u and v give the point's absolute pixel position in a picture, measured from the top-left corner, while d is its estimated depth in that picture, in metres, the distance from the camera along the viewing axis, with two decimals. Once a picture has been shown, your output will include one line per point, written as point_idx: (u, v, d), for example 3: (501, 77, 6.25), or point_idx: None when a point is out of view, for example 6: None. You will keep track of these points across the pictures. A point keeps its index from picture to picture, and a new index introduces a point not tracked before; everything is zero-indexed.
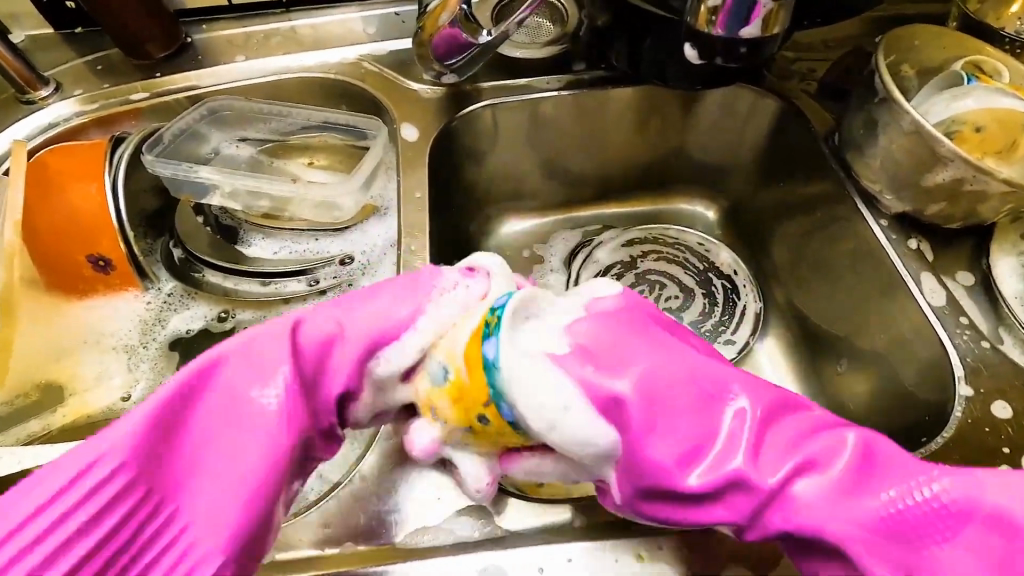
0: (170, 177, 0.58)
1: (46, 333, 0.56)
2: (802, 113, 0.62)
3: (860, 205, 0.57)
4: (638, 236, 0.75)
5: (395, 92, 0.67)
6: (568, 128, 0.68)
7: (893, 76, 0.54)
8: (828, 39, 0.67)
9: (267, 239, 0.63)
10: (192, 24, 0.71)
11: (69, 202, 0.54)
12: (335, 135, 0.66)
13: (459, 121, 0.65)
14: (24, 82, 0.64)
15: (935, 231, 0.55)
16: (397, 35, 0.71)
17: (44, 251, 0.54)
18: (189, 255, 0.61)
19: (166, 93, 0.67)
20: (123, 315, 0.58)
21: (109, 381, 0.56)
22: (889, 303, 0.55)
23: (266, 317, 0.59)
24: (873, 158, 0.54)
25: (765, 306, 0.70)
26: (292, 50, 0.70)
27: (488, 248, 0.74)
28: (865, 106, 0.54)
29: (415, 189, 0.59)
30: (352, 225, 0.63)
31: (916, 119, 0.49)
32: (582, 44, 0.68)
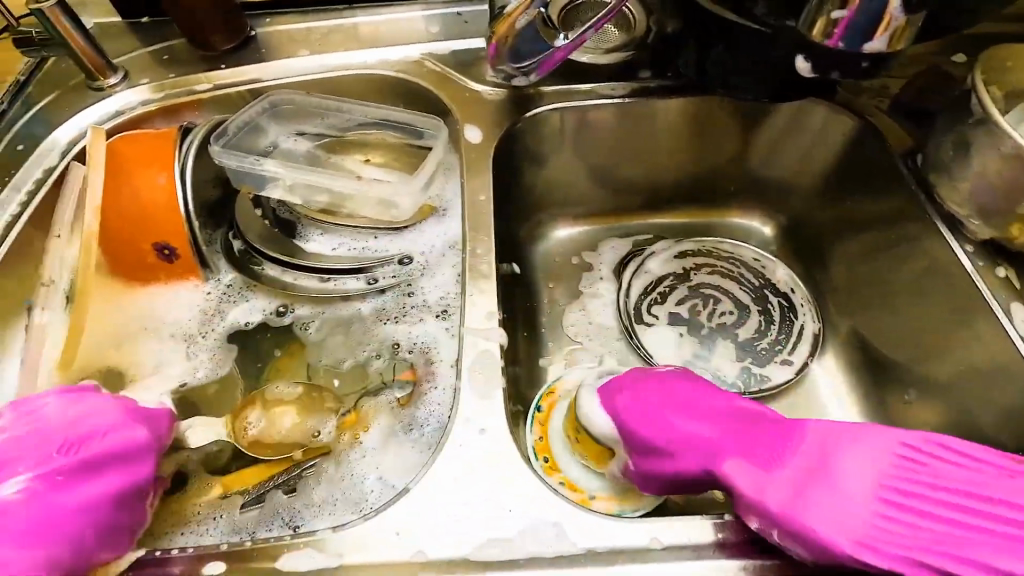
0: (235, 169, 0.59)
1: (109, 318, 0.56)
2: (878, 130, 0.60)
3: (942, 228, 0.55)
4: (690, 248, 0.73)
5: (457, 93, 0.66)
6: (630, 136, 0.67)
7: (989, 95, 0.52)
8: (904, 55, 0.65)
9: (326, 235, 0.62)
10: (256, 17, 0.72)
11: (139, 189, 0.54)
12: (393, 133, 0.66)
13: (522, 125, 0.64)
14: (94, 69, 0.65)
15: (1023, 259, 0.53)
16: (459, 35, 0.70)
17: (113, 237, 0.55)
18: (248, 247, 0.61)
19: (229, 85, 0.67)
20: (183, 304, 0.58)
21: (168, 370, 0.56)
22: (970, 333, 0.53)
23: (324, 313, 0.59)
24: (961, 181, 0.52)
25: (823, 326, 0.68)
26: (354, 47, 0.70)
27: (538, 254, 0.73)
28: (956, 127, 0.53)
29: (478, 192, 0.59)
30: (411, 225, 0.62)
31: (1020, 143, 0.47)
32: (648, 52, 0.66)
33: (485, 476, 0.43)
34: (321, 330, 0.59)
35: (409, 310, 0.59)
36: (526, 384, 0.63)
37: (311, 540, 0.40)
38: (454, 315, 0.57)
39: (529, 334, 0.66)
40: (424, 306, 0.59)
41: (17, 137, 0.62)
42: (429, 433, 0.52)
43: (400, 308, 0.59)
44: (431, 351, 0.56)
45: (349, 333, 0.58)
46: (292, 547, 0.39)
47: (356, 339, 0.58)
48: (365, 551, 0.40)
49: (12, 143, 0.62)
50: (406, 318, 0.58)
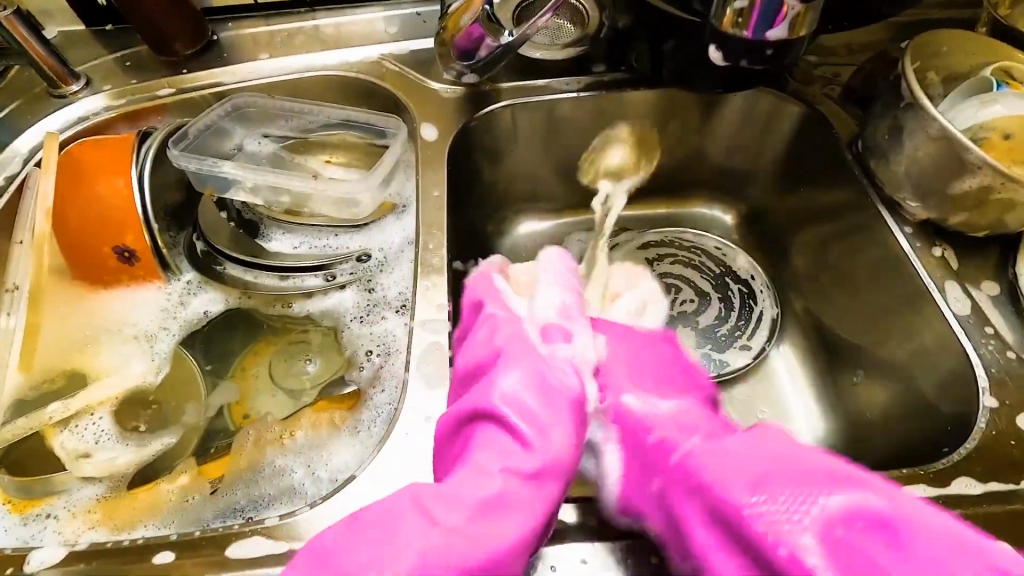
0: (195, 172, 0.59)
1: (73, 320, 0.58)
2: (825, 118, 0.62)
3: (882, 210, 0.56)
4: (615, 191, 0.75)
5: (414, 91, 0.67)
6: (585, 129, 0.68)
7: (920, 81, 0.53)
8: (850, 44, 0.67)
9: (289, 234, 0.64)
10: (218, 22, 0.73)
11: (96, 194, 0.55)
12: (354, 133, 0.67)
13: (478, 120, 0.65)
14: (56, 77, 0.66)
15: (960, 239, 0.55)
16: (419, 35, 0.71)
17: (72, 240, 0.56)
18: (211, 248, 0.62)
19: (191, 89, 0.68)
20: (146, 306, 0.59)
21: (128, 368, 0.57)
22: (912, 313, 0.54)
23: (284, 311, 0.60)
24: (897, 163, 0.54)
25: (782, 311, 0.69)
26: (315, 49, 0.71)
27: (502, 250, 0.74)
28: (891, 111, 0.54)
29: (433, 187, 0.60)
30: (371, 222, 0.64)
31: (944, 125, 0.49)
32: (602, 46, 0.68)
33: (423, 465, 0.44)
34: (282, 327, 0.60)
35: (373, 307, 0.60)
36: None
37: (260, 528, 0.41)
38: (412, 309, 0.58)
39: None
40: (387, 301, 0.60)
41: None
42: (380, 424, 0.52)
43: (363, 305, 0.60)
44: (392, 345, 0.57)
45: (304, 337, 0.59)
46: (241, 534, 0.40)
47: (319, 340, 0.59)
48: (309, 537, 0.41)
49: None
50: (370, 317, 0.59)
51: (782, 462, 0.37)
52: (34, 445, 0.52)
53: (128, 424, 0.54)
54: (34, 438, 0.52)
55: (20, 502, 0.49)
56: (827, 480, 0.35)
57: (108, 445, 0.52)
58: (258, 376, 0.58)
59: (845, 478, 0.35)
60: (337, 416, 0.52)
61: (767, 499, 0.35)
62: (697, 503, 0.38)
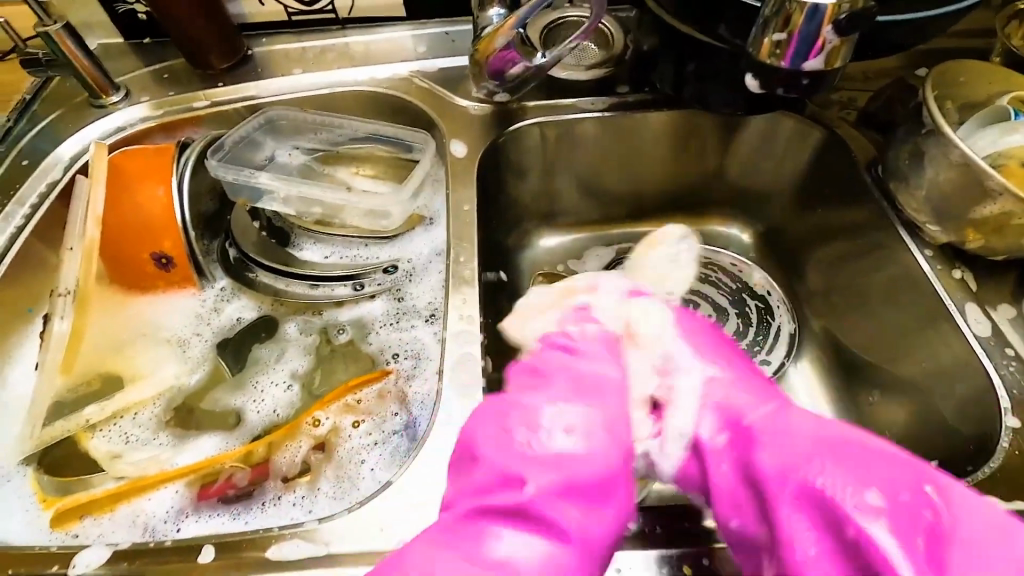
0: (231, 182, 0.61)
1: (112, 327, 0.59)
2: (844, 142, 0.63)
3: (902, 233, 0.58)
4: None
5: (444, 109, 0.69)
6: (608, 147, 0.70)
7: (939, 110, 0.55)
8: (867, 71, 0.68)
9: (320, 244, 0.66)
10: (253, 38, 0.75)
11: (139, 201, 0.56)
12: (383, 147, 0.68)
13: (506, 136, 0.67)
14: (97, 88, 0.68)
15: (977, 262, 0.57)
16: (447, 54, 0.74)
17: (115, 247, 0.57)
18: (243, 255, 0.63)
19: (226, 102, 0.71)
20: (180, 311, 0.61)
21: (163, 371, 0.58)
22: (931, 332, 0.56)
23: (313, 319, 0.62)
24: (918, 186, 0.56)
25: (800, 327, 0.70)
26: (345, 66, 0.73)
27: (523, 263, 0.75)
28: (912, 137, 0.56)
29: (464, 202, 0.61)
30: (400, 234, 0.65)
31: (966, 153, 0.50)
32: (626, 68, 0.69)
33: None
34: (308, 336, 0.61)
35: (402, 315, 0.61)
36: None
37: (299, 531, 0.42)
38: (442, 319, 0.59)
39: None
40: (415, 311, 0.61)
41: (22, 153, 0.65)
42: (411, 434, 0.54)
43: (392, 313, 0.62)
44: (421, 354, 0.59)
45: (332, 342, 0.60)
46: (282, 537, 0.42)
47: (344, 347, 0.60)
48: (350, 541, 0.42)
49: (16, 159, 0.65)
50: (399, 325, 0.61)
51: (826, 443, 0.40)
52: (69, 448, 0.54)
53: (157, 425, 0.55)
54: (71, 440, 0.54)
55: (55, 499, 0.50)
56: (823, 461, 0.38)
57: (139, 448, 0.54)
58: (287, 370, 0.59)
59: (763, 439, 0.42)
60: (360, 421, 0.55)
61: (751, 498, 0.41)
62: (790, 508, 0.38)
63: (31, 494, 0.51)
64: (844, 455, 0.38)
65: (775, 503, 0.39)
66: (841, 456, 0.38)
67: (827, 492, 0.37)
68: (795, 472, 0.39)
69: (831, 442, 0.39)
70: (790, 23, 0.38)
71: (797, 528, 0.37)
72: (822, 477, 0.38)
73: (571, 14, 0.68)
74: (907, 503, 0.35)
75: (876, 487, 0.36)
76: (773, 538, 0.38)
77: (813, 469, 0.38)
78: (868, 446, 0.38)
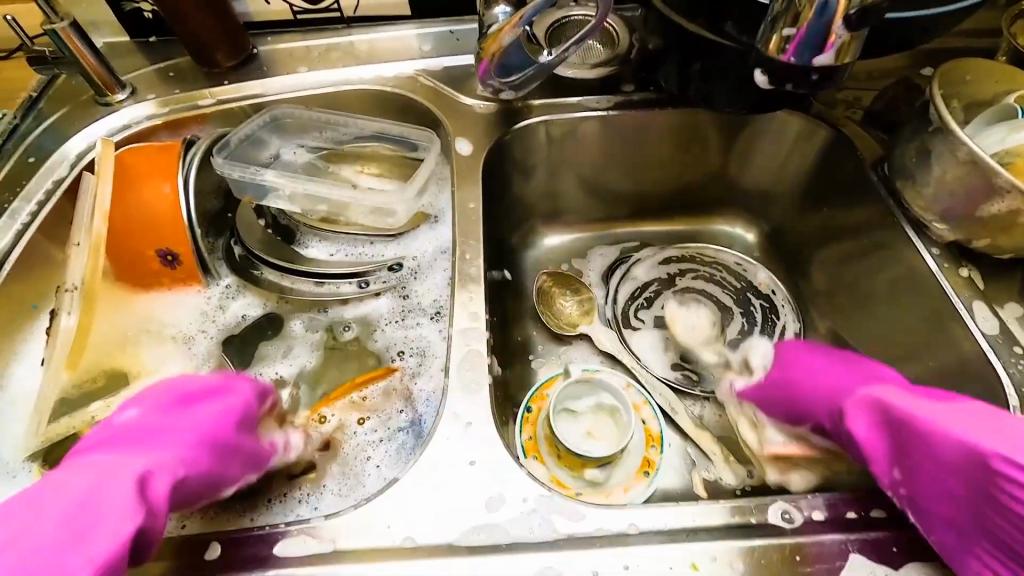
0: (236, 179, 0.61)
1: (118, 324, 0.59)
2: (849, 140, 0.63)
3: (909, 231, 0.58)
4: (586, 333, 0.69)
5: (449, 107, 0.69)
6: (613, 145, 0.70)
7: (946, 107, 0.55)
8: (872, 71, 0.68)
9: (325, 242, 0.65)
10: (258, 37, 0.75)
11: (145, 198, 0.56)
12: (388, 145, 0.68)
13: (511, 135, 0.67)
14: (103, 86, 0.68)
15: (984, 260, 0.56)
16: (452, 53, 0.74)
17: (121, 243, 0.57)
18: (248, 253, 0.63)
19: (231, 101, 0.71)
20: (186, 308, 0.61)
21: (168, 369, 0.58)
22: (937, 330, 0.56)
23: (317, 317, 0.62)
24: (925, 184, 0.55)
25: (804, 326, 0.70)
26: (350, 64, 0.73)
27: (527, 262, 0.75)
28: (918, 135, 0.56)
29: (469, 200, 0.61)
30: (405, 231, 0.66)
31: (974, 150, 0.50)
32: (631, 67, 0.69)
33: (470, 463, 0.45)
34: (313, 334, 0.61)
35: (407, 313, 0.61)
36: (517, 386, 0.65)
37: (305, 528, 0.42)
38: (447, 316, 0.59)
39: (521, 338, 0.68)
40: (420, 309, 0.61)
41: (28, 150, 0.65)
42: (416, 433, 0.54)
43: (397, 311, 0.61)
44: (426, 352, 0.59)
45: (337, 339, 0.60)
46: (288, 534, 0.42)
47: (349, 345, 0.60)
48: (357, 538, 0.42)
49: (22, 156, 0.65)
50: (404, 322, 0.61)
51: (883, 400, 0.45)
52: (71, 444, 0.53)
53: None
54: (75, 437, 0.54)
55: None
56: (920, 411, 0.43)
57: None
58: (293, 368, 0.59)
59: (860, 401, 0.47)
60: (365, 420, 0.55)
61: (892, 465, 0.43)
62: (910, 459, 0.42)
63: None
64: (962, 409, 0.42)
65: (911, 455, 0.42)
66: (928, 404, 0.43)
67: (955, 439, 0.40)
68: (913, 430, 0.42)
69: (935, 409, 0.43)
70: (799, 18, 0.38)
71: (947, 485, 0.40)
72: (928, 423, 0.42)
73: (576, 14, 0.68)
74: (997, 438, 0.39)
75: (981, 432, 0.40)
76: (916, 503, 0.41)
77: (949, 418, 0.42)
78: (960, 406, 0.42)
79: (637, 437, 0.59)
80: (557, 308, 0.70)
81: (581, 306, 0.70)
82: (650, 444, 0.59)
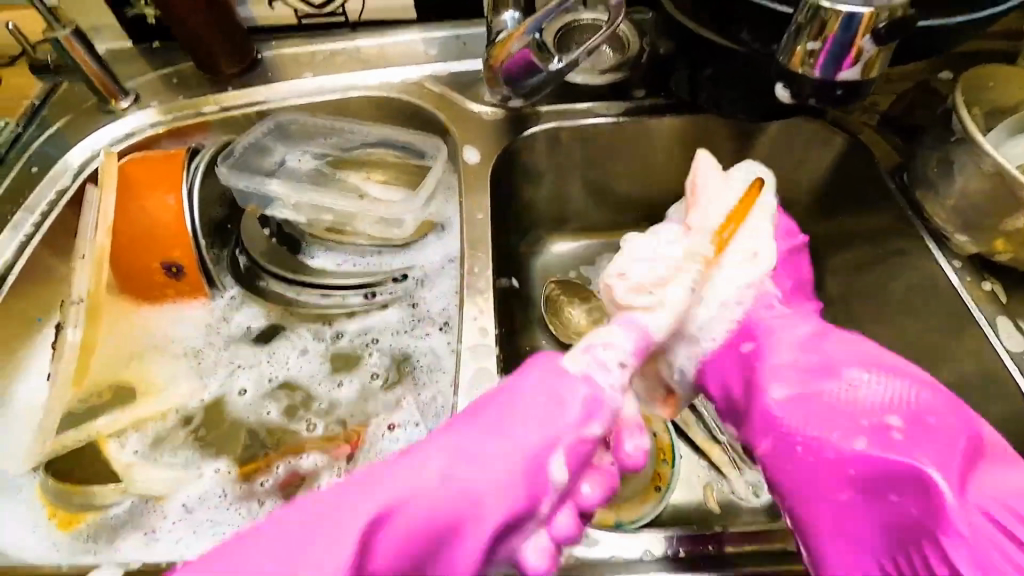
0: (242, 189, 0.60)
1: (123, 338, 0.58)
2: (867, 147, 0.62)
3: (928, 242, 0.56)
4: None
5: (456, 113, 0.68)
6: (623, 151, 0.68)
7: (969, 115, 0.54)
8: (889, 75, 0.67)
9: (331, 251, 0.65)
10: (262, 42, 0.74)
11: (148, 209, 0.56)
12: (395, 153, 0.67)
13: (519, 142, 0.66)
14: (106, 93, 0.67)
15: (1006, 272, 0.55)
16: (459, 57, 0.72)
17: (125, 257, 0.57)
18: (253, 263, 0.63)
19: (236, 107, 0.70)
20: (190, 321, 0.60)
21: (176, 385, 0.57)
22: (957, 344, 0.54)
23: (322, 328, 0.61)
24: (947, 195, 0.54)
25: None
26: (356, 69, 0.72)
27: (535, 270, 0.74)
28: (940, 144, 0.54)
29: (477, 210, 0.60)
30: (413, 241, 0.65)
31: (999, 161, 0.49)
32: (642, 71, 0.68)
33: None
34: (320, 346, 0.60)
35: (414, 324, 0.60)
36: None
37: None
38: (455, 329, 0.58)
39: (529, 347, 0.67)
40: (427, 320, 0.61)
41: (31, 159, 0.64)
42: None
43: (406, 322, 0.61)
44: (434, 365, 0.58)
45: (344, 353, 0.59)
46: None
47: (355, 356, 0.59)
48: None
49: (25, 166, 0.64)
50: (411, 333, 0.60)
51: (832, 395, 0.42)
52: (73, 458, 0.53)
53: (163, 438, 0.55)
54: (79, 452, 0.53)
55: (63, 512, 0.50)
56: (858, 401, 0.41)
57: (151, 462, 0.53)
58: (300, 381, 0.58)
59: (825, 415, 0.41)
60: (364, 438, 0.54)
61: (845, 486, 0.40)
62: (849, 491, 0.40)
63: (38, 508, 0.51)
64: (931, 428, 0.39)
65: (843, 455, 0.40)
66: (919, 418, 0.40)
67: (909, 447, 0.38)
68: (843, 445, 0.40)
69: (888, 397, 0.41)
70: (825, 29, 0.37)
71: (857, 500, 0.39)
72: (873, 446, 0.39)
73: (586, 17, 0.66)
74: (936, 429, 0.39)
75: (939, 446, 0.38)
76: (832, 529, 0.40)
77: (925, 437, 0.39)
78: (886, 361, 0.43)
79: (649, 450, 0.58)
80: (565, 317, 0.69)
81: (592, 315, 0.69)
82: (662, 457, 0.58)
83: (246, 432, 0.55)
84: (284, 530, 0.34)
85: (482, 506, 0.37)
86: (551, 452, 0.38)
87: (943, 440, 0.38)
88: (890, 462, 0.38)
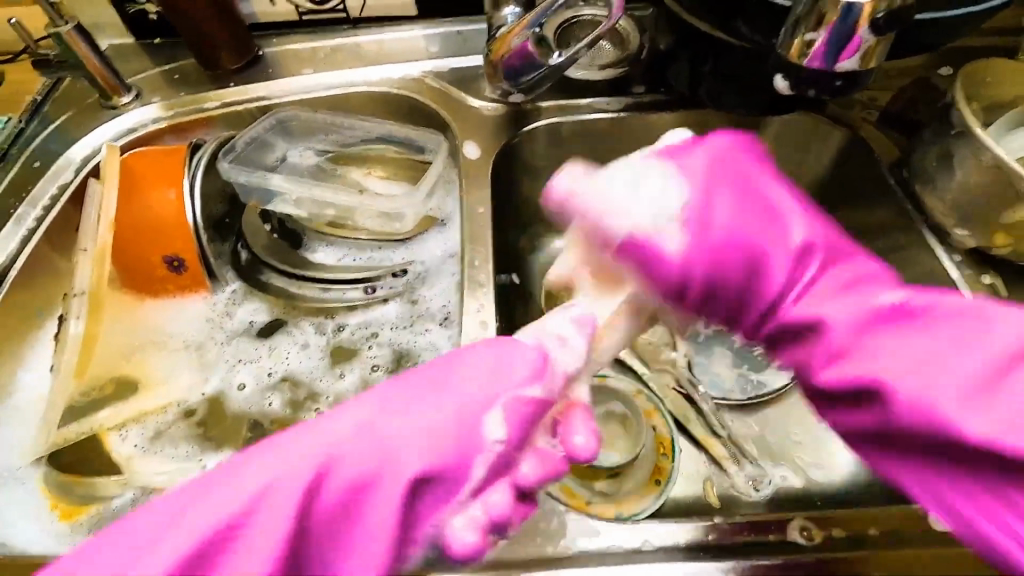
0: (243, 184, 0.60)
1: (125, 332, 0.58)
2: (867, 142, 0.62)
3: (928, 236, 0.57)
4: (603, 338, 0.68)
5: (457, 109, 0.68)
6: (623, 147, 0.69)
7: (969, 110, 0.54)
8: (888, 71, 0.67)
9: (333, 246, 0.65)
10: (264, 38, 0.74)
11: (152, 203, 0.56)
12: (395, 148, 0.67)
13: (520, 137, 0.66)
14: (108, 89, 0.67)
15: (1005, 266, 0.55)
16: (459, 53, 0.73)
17: (128, 251, 0.57)
18: (254, 257, 0.63)
19: (237, 103, 0.70)
20: (191, 315, 0.61)
21: (178, 379, 0.57)
22: None
23: (323, 322, 0.61)
24: (947, 190, 0.54)
25: None
26: (357, 66, 0.72)
27: (535, 265, 0.74)
28: (940, 138, 0.54)
29: (477, 204, 0.60)
30: (414, 236, 0.65)
31: (998, 155, 0.49)
32: (642, 67, 0.68)
33: None
34: (320, 339, 0.60)
35: (415, 319, 0.61)
36: None
37: None
38: (456, 323, 0.59)
39: None
40: (428, 314, 0.61)
41: (33, 155, 0.65)
42: None
43: (404, 316, 0.61)
44: (435, 359, 0.58)
45: (344, 347, 0.60)
46: None
47: (354, 350, 0.59)
48: None
49: (28, 161, 0.64)
50: (412, 327, 0.60)
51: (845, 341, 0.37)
52: (76, 451, 0.53)
53: (165, 432, 0.55)
54: (81, 445, 0.53)
55: (65, 505, 0.51)
56: (876, 332, 0.36)
57: (153, 455, 0.53)
58: (301, 374, 0.58)
59: (842, 335, 0.37)
60: None
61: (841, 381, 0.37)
62: (849, 317, 0.37)
63: (41, 501, 0.51)
64: (934, 323, 0.35)
65: (837, 290, 0.38)
66: (907, 307, 0.36)
67: (911, 346, 0.35)
68: (847, 287, 0.38)
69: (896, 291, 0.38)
70: (823, 21, 0.37)
71: (839, 316, 0.37)
72: (877, 345, 0.36)
73: (586, 13, 0.67)
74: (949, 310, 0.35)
75: (970, 348, 0.34)
76: (850, 356, 0.37)
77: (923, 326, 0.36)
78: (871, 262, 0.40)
79: (648, 445, 0.58)
80: None
81: None
82: (661, 451, 0.58)
83: (248, 426, 0.55)
84: (230, 476, 0.34)
85: (401, 461, 0.35)
86: (482, 410, 0.36)
87: (948, 314, 0.35)
88: (916, 348, 0.35)
